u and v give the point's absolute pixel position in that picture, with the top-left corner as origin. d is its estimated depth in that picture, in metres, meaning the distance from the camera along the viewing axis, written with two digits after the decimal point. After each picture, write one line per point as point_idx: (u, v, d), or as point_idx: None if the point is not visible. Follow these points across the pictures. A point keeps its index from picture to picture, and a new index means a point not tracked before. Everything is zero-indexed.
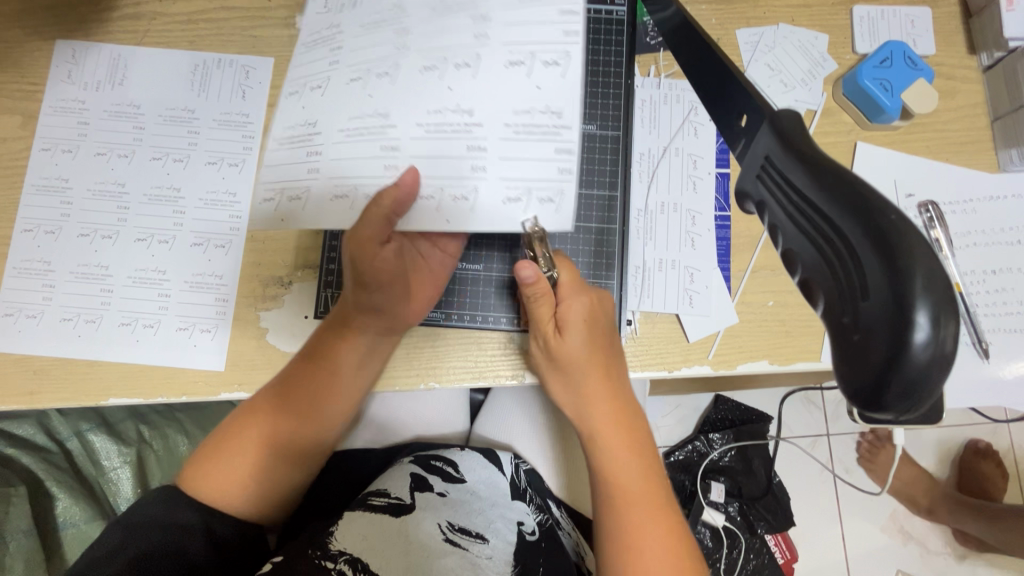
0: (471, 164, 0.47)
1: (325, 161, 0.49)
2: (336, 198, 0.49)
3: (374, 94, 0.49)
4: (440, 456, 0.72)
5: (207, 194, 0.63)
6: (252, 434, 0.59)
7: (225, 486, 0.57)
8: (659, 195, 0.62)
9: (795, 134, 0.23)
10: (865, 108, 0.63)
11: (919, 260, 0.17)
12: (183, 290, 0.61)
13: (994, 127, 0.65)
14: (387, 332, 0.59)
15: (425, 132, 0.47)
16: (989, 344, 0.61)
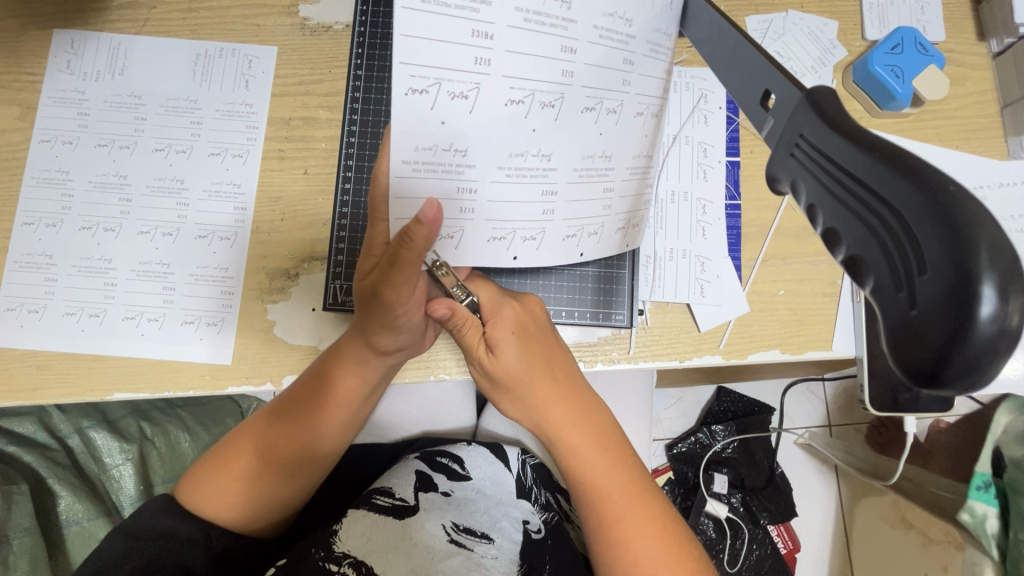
0: (604, 203, 0.50)
1: (481, 202, 0.45)
2: (495, 242, 0.49)
3: (538, 129, 0.42)
4: (445, 451, 0.71)
5: (212, 186, 0.62)
6: (247, 449, 0.59)
7: (217, 501, 0.56)
8: (670, 183, 0.62)
9: (836, 109, 0.23)
10: (876, 95, 0.62)
11: (984, 235, 0.17)
12: (188, 283, 0.60)
13: (1004, 114, 0.64)
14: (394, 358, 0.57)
15: (578, 175, 0.47)
16: None
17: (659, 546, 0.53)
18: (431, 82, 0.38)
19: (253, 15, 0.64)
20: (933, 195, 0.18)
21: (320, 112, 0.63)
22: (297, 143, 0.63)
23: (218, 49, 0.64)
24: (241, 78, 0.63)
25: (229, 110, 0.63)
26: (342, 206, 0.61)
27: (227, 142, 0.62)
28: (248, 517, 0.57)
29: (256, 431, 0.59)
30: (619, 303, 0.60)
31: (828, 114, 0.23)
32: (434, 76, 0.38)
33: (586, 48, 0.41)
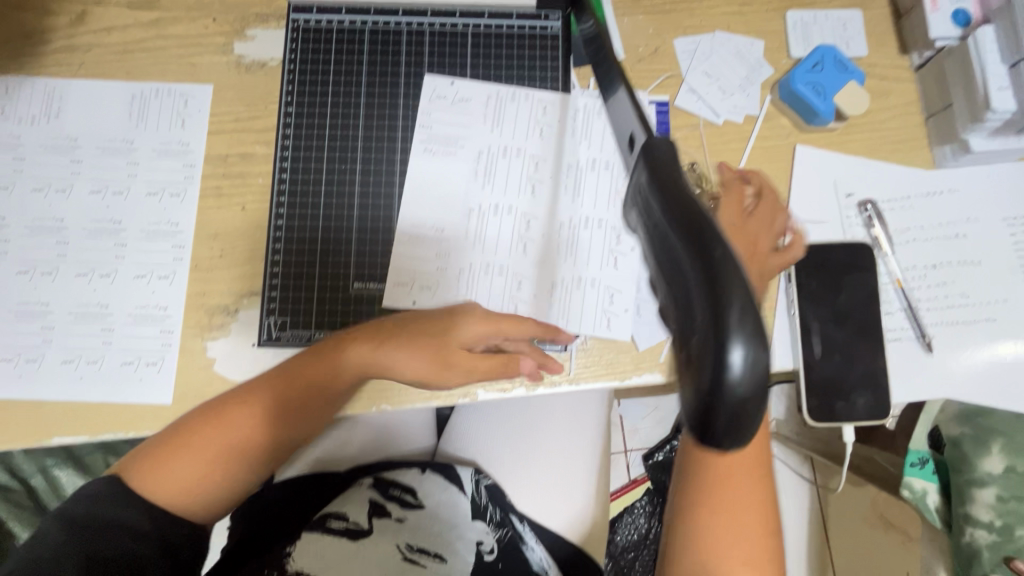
0: (609, 230, 0.62)
1: (560, 290, 0.61)
2: (398, 287, 0.60)
3: (551, 242, 0.62)
4: (396, 480, 0.70)
5: (149, 225, 0.62)
6: (223, 439, 0.55)
7: (185, 491, 0.54)
8: (595, 199, 0.62)
9: (666, 161, 0.24)
10: (801, 112, 0.64)
11: (738, 299, 0.18)
12: (127, 324, 0.60)
13: (928, 124, 0.66)
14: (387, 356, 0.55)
15: (610, 237, 0.62)
16: (933, 337, 0.62)
17: (758, 540, 0.48)
18: (459, 265, 0.61)
19: (188, 54, 0.65)
20: (707, 261, 0.19)
21: (257, 147, 0.64)
22: (234, 179, 0.63)
23: (154, 89, 0.65)
24: (177, 117, 0.64)
25: (165, 150, 0.63)
26: (274, 243, 0.61)
27: (164, 181, 0.63)
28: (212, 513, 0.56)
29: (233, 418, 0.55)
30: (552, 329, 0.60)
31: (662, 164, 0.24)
32: (459, 259, 0.61)
33: (542, 183, 0.62)
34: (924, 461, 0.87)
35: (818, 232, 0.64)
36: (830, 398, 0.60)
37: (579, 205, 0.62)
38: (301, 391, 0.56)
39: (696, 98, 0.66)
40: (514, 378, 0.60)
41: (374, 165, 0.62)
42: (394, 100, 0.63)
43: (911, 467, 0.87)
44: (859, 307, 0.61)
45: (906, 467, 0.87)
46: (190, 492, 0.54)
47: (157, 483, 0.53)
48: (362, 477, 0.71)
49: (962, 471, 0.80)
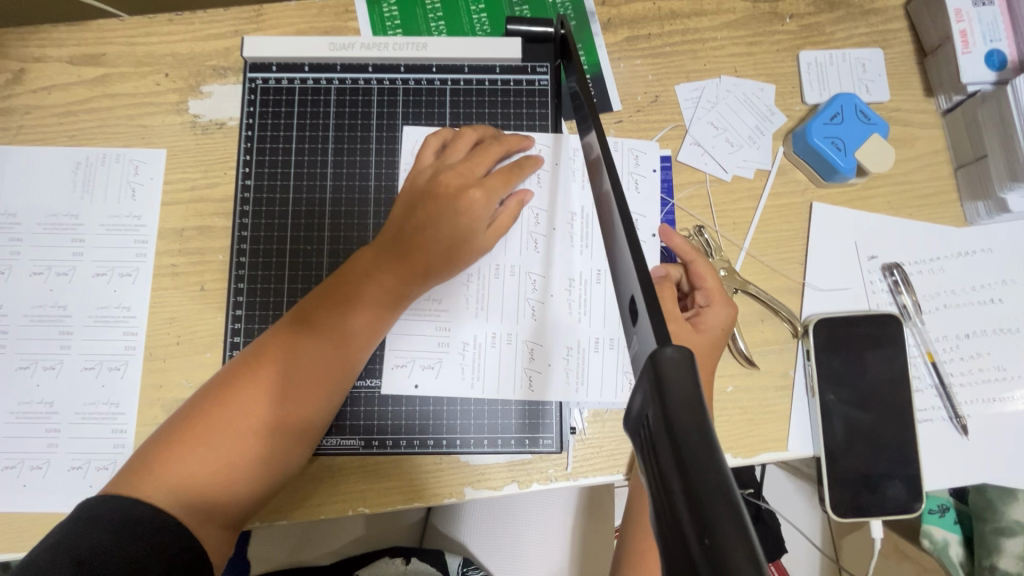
0: (577, 310, 0.54)
1: (535, 376, 0.53)
2: (395, 369, 0.53)
3: (534, 323, 0.54)
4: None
5: (98, 310, 0.56)
6: (253, 376, 0.47)
7: (208, 487, 0.44)
8: (588, 263, 0.55)
9: (686, 406, 0.19)
10: (818, 167, 0.58)
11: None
12: (75, 423, 0.54)
13: (958, 175, 0.60)
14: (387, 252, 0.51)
15: (584, 316, 0.54)
16: (967, 417, 0.56)
17: None
18: (434, 355, 0.53)
19: (138, 115, 0.59)
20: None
21: (216, 219, 0.57)
22: (191, 255, 0.57)
23: (100, 155, 0.58)
24: (127, 187, 0.58)
25: (115, 224, 0.57)
26: (233, 335, 0.55)
27: (114, 260, 0.57)
28: (245, 492, 0.46)
29: (251, 371, 0.47)
30: (546, 426, 0.53)
31: (686, 421, 0.19)
32: (435, 346, 0.54)
33: (530, 255, 0.55)
34: (944, 508, 0.79)
35: (838, 300, 0.58)
36: (856, 491, 0.54)
37: (579, 256, 0.55)
38: (327, 305, 0.49)
39: (702, 152, 0.59)
40: (507, 472, 0.53)
41: (344, 232, 0.56)
42: (365, 161, 0.57)
43: (930, 516, 0.79)
44: (885, 385, 0.55)
45: (923, 515, 0.80)
46: (214, 502, 0.44)
47: (174, 493, 0.43)
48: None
49: (986, 520, 0.72)
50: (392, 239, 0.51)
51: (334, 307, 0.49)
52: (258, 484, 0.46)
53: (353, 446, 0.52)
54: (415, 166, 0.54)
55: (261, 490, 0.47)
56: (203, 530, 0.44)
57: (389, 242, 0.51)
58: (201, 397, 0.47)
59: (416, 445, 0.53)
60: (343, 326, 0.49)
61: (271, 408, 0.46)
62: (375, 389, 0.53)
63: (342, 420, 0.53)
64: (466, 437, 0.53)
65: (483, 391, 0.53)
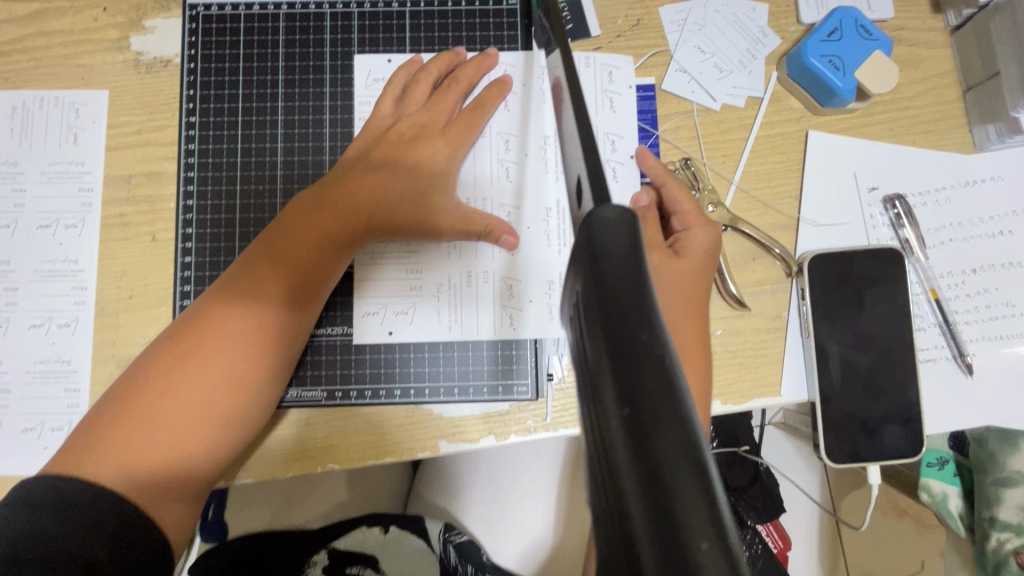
0: (557, 246, 0.51)
1: (515, 315, 0.50)
2: (367, 317, 0.50)
3: (509, 260, 0.50)
4: (354, 555, 0.59)
5: (44, 264, 0.52)
6: (201, 335, 0.44)
7: (159, 457, 0.41)
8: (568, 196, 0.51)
9: (612, 256, 0.20)
10: (815, 91, 0.53)
11: (706, 547, 0.15)
12: (26, 383, 0.51)
13: (967, 99, 0.55)
14: (340, 200, 0.47)
15: (561, 251, 0.51)
16: (972, 356, 0.53)
17: None
18: (409, 304, 0.50)
19: (76, 54, 0.54)
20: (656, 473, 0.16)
21: (165, 164, 0.53)
22: (141, 204, 0.53)
23: (37, 98, 0.54)
24: (68, 132, 0.54)
25: (57, 172, 0.53)
26: (183, 284, 0.52)
27: (58, 210, 0.53)
28: (203, 464, 0.43)
29: (200, 338, 0.44)
30: (523, 372, 0.50)
31: (616, 270, 0.20)
32: (410, 296, 0.50)
33: (503, 188, 0.51)
34: (944, 461, 0.77)
35: (835, 237, 0.54)
36: (853, 437, 0.51)
37: (554, 184, 0.51)
38: (281, 261, 0.46)
39: (688, 79, 0.55)
40: (482, 425, 0.49)
41: (298, 170, 0.52)
42: (319, 93, 0.53)
43: (929, 469, 0.76)
44: (883, 325, 0.51)
45: (921, 468, 0.77)
46: (169, 477, 0.41)
47: (127, 471, 0.40)
48: (313, 554, 0.60)
49: (986, 471, 0.69)
50: (349, 189, 0.47)
51: (285, 261, 0.46)
52: (219, 454, 0.44)
53: (316, 398, 0.49)
54: (374, 113, 0.51)
55: (221, 460, 0.44)
56: (160, 507, 0.41)
57: (348, 192, 0.47)
58: (147, 364, 0.44)
59: (383, 395, 0.50)
60: (302, 285, 0.46)
61: (225, 376, 0.43)
62: (350, 336, 0.50)
63: (305, 370, 0.50)
64: (437, 386, 0.50)
65: (457, 334, 0.50)
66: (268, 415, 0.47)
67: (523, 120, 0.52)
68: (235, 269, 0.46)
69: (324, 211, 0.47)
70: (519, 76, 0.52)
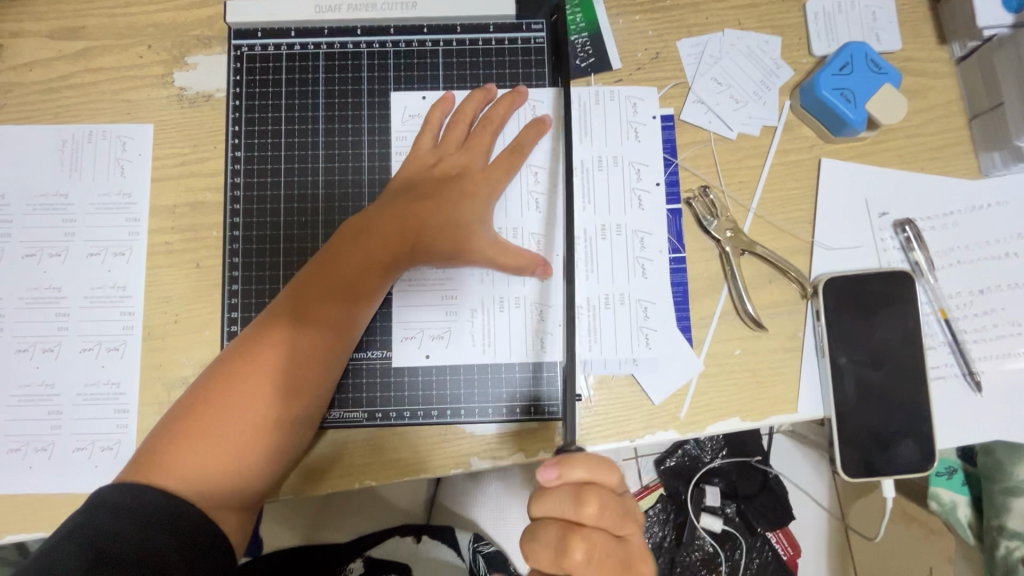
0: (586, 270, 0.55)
1: (548, 338, 0.53)
2: (405, 341, 0.53)
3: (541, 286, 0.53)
4: (388, 564, 0.62)
5: (94, 290, 0.55)
6: (254, 356, 0.46)
7: (218, 470, 0.44)
8: (598, 219, 0.56)
9: None
10: (827, 121, 0.56)
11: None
12: (77, 404, 0.54)
13: (973, 126, 0.57)
14: (382, 227, 0.49)
15: (589, 275, 0.55)
16: (981, 374, 0.55)
17: None
18: (444, 328, 0.53)
19: (123, 89, 0.57)
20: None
21: (208, 194, 0.56)
22: (185, 232, 0.56)
23: (87, 132, 0.57)
24: (116, 164, 0.56)
25: (105, 202, 0.56)
26: (230, 311, 0.55)
27: (107, 239, 0.56)
28: (258, 477, 0.45)
29: (253, 359, 0.46)
30: (553, 392, 0.52)
31: None
32: (445, 321, 0.53)
33: (534, 218, 0.54)
34: (953, 471, 0.79)
35: (847, 260, 0.56)
36: (868, 452, 0.54)
37: (585, 211, 0.56)
38: (328, 285, 0.48)
39: (706, 110, 0.57)
40: (513, 444, 0.52)
41: (338, 201, 0.55)
42: (357, 128, 0.55)
43: (937, 477, 0.79)
44: (895, 345, 0.54)
45: (931, 478, 0.80)
46: (228, 491, 0.44)
47: (190, 483, 0.43)
48: (349, 561, 0.63)
49: (994, 480, 0.71)
50: (392, 217, 0.50)
51: (331, 285, 0.48)
52: (271, 468, 0.46)
53: (357, 418, 0.52)
54: (414, 147, 0.53)
55: (272, 473, 0.46)
56: (221, 515, 0.44)
57: (391, 221, 0.50)
58: (204, 383, 0.46)
59: (421, 416, 0.52)
60: (348, 308, 0.49)
61: (277, 395, 0.46)
62: (388, 360, 0.53)
63: (344, 392, 0.52)
64: (471, 406, 0.52)
65: (492, 358, 0.52)
66: (314, 429, 0.49)
67: (553, 152, 0.54)
68: (285, 292, 0.49)
69: (367, 238, 0.49)
70: (547, 109, 0.55)
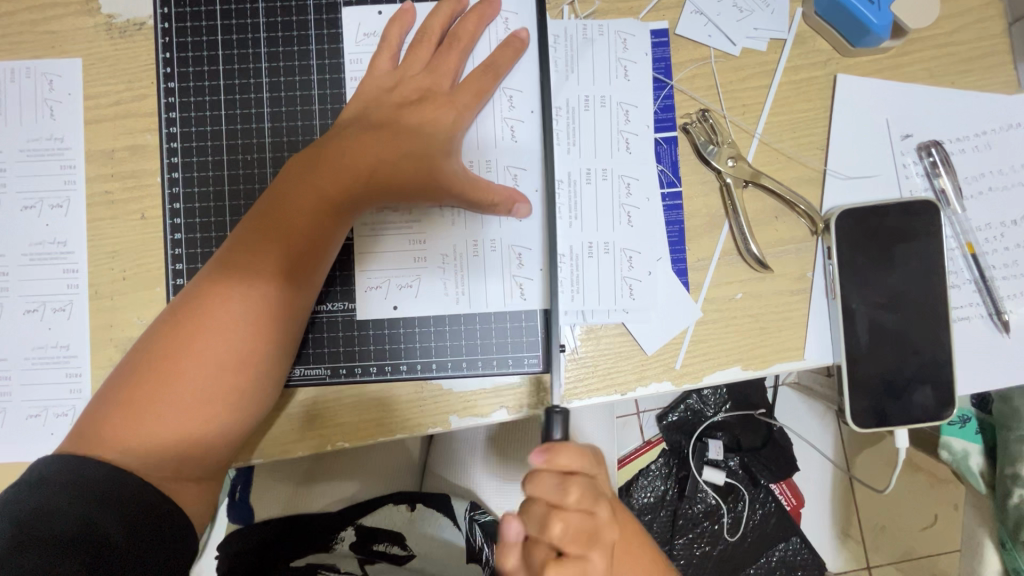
0: (570, 219, 0.49)
1: (530, 286, 0.48)
2: (370, 291, 0.48)
3: (520, 226, 0.48)
4: (380, 531, 0.60)
5: (33, 247, 0.50)
6: (199, 313, 0.42)
7: (167, 439, 0.41)
8: (582, 160, 0.50)
9: None
10: (844, 30, 0.49)
11: None
12: (26, 369, 0.50)
13: (1012, 32, 0.50)
14: (336, 164, 0.44)
15: (569, 223, 0.49)
16: (1010, 313, 0.50)
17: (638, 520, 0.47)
18: (412, 276, 0.48)
19: (43, 20, 0.50)
20: None
21: (148, 137, 0.50)
22: (126, 180, 0.50)
23: (8, 70, 0.50)
24: (43, 105, 0.50)
25: (37, 149, 0.50)
26: (175, 263, 0.50)
27: (42, 190, 0.50)
28: (214, 445, 0.42)
29: (198, 315, 0.42)
30: (534, 344, 0.48)
31: None
32: (413, 270, 0.48)
33: (508, 151, 0.48)
34: (965, 419, 0.74)
35: (864, 190, 0.50)
36: (882, 398, 0.49)
37: (567, 154, 0.50)
38: (275, 233, 0.43)
39: (704, 22, 0.50)
40: (493, 398, 0.48)
41: (288, 137, 0.50)
42: (306, 51, 0.50)
43: (949, 427, 0.74)
44: (916, 284, 0.48)
45: (942, 427, 0.76)
46: (180, 460, 0.41)
47: (142, 454, 0.40)
48: (341, 530, 0.61)
49: (1011, 428, 0.66)
50: (342, 150, 0.44)
51: (279, 232, 0.43)
52: (227, 436, 0.42)
53: (321, 375, 0.48)
54: (369, 72, 0.47)
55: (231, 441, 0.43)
56: (177, 488, 0.41)
57: (344, 155, 0.44)
58: (147, 344, 0.43)
59: (389, 371, 0.48)
60: (302, 258, 0.44)
61: (225, 355, 0.42)
62: (352, 313, 0.48)
63: (306, 347, 0.48)
64: (445, 359, 0.48)
65: (466, 306, 0.48)
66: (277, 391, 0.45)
67: (529, 74, 0.48)
68: (230, 244, 0.44)
69: (320, 177, 0.44)
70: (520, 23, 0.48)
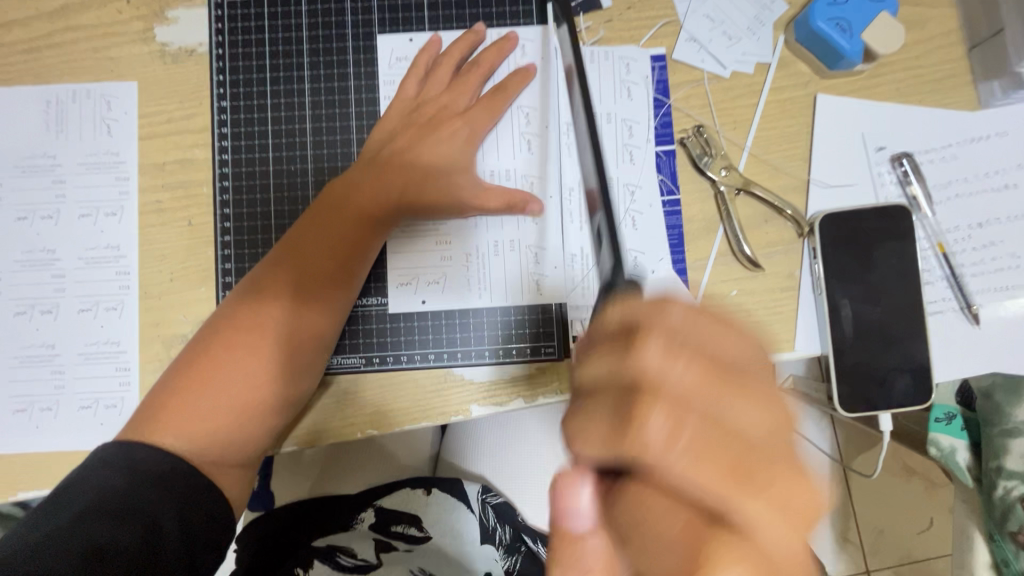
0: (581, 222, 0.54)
1: (545, 282, 0.53)
2: (401, 287, 0.53)
3: (537, 228, 0.53)
4: (399, 513, 0.64)
5: (88, 251, 0.55)
6: (248, 314, 0.47)
7: (215, 427, 0.45)
8: None
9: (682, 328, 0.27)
10: (822, 55, 0.55)
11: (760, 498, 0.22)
12: (78, 364, 0.54)
13: (972, 56, 0.56)
14: (372, 185, 0.50)
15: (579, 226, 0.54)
16: (979, 307, 0.55)
17: None
18: (440, 272, 0.53)
19: (104, 47, 0.56)
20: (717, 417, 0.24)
21: (196, 151, 0.55)
22: (176, 190, 0.55)
23: (71, 91, 0.56)
24: (102, 124, 0.56)
25: (94, 163, 0.55)
26: (223, 262, 0.55)
27: (98, 199, 0.55)
28: (255, 433, 0.46)
29: (246, 315, 0.47)
30: (550, 334, 0.52)
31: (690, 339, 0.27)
32: (440, 266, 0.53)
33: (525, 161, 0.53)
34: (951, 416, 0.79)
35: (844, 197, 0.56)
36: (866, 387, 0.54)
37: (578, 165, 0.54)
38: (316, 244, 0.49)
39: (698, 47, 0.56)
40: (511, 388, 0.52)
41: (327, 149, 0.55)
42: (343, 74, 0.55)
43: (937, 423, 0.78)
44: (893, 281, 0.53)
45: (930, 424, 0.80)
46: (225, 447, 0.45)
47: (191, 439, 0.44)
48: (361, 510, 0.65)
49: (993, 423, 0.71)
50: (377, 174, 0.50)
51: (320, 244, 0.49)
52: (266, 424, 0.47)
53: (355, 364, 0.52)
54: (402, 93, 0.53)
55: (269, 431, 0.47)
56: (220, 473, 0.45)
57: (377, 177, 0.50)
58: (199, 342, 0.47)
59: (417, 359, 0.52)
60: (339, 267, 0.49)
61: (271, 351, 0.46)
62: (385, 307, 0.53)
63: (342, 338, 0.52)
64: (468, 349, 0.52)
65: (487, 301, 0.53)
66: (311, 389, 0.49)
67: (544, 93, 0.54)
68: (272, 255, 0.49)
69: (358, 197, 0.50)
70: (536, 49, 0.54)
